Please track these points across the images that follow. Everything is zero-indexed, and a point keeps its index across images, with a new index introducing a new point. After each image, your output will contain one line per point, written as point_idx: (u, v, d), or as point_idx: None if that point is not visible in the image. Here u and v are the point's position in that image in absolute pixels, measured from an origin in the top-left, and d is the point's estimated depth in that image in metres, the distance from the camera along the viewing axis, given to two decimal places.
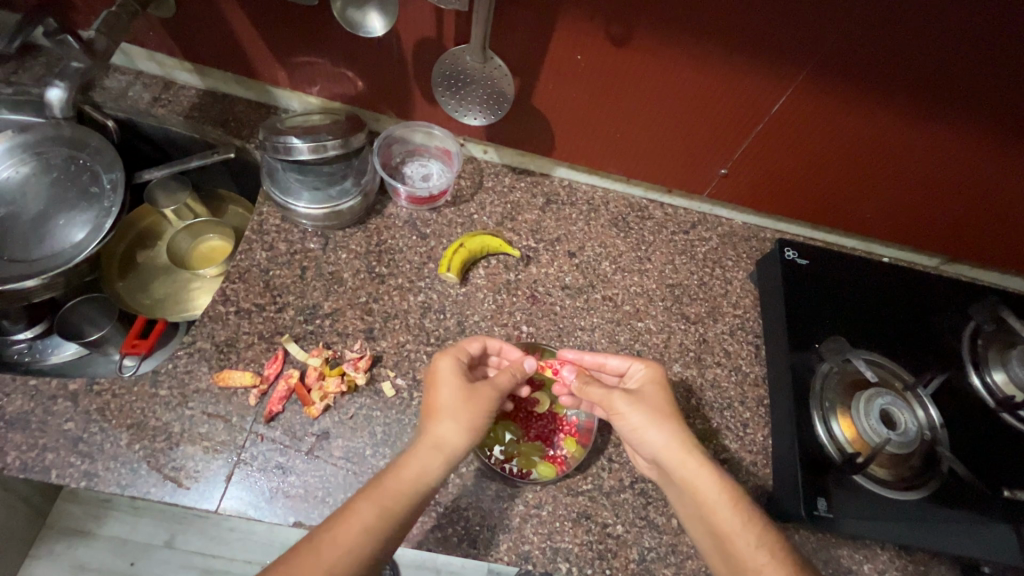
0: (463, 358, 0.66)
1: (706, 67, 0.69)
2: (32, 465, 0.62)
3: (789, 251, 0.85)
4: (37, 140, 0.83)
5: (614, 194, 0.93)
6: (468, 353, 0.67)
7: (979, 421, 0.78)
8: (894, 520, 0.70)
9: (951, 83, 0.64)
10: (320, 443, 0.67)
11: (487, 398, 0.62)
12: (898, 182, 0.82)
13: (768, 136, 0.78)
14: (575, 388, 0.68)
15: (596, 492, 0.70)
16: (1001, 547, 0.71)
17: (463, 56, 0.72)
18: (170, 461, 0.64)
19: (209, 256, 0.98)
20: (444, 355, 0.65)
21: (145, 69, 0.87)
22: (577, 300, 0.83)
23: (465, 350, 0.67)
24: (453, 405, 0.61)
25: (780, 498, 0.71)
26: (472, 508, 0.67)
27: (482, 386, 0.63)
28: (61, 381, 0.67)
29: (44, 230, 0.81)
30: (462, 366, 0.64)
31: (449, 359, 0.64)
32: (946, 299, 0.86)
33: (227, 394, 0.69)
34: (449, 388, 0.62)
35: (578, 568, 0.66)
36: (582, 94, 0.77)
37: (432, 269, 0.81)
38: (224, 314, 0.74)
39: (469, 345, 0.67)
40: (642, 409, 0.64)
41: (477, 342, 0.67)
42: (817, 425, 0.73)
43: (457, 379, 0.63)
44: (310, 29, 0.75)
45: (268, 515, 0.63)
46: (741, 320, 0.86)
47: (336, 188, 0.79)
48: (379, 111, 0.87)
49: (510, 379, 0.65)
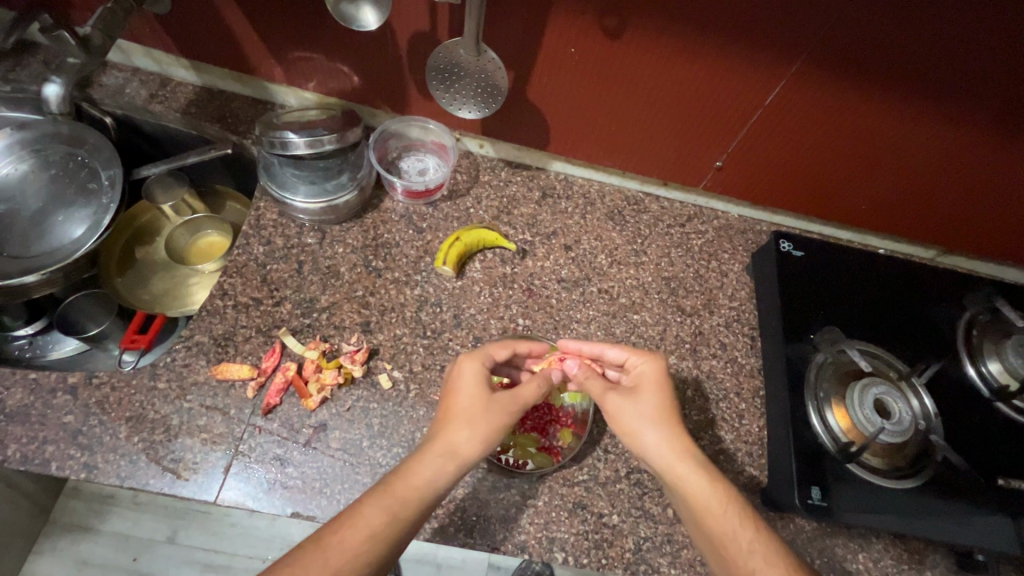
0: (489, 364, 0.66)
1: (700, 57, 0.69)
2: (32, 457, 0.63)
3: (783, 243, 0.85)
4: (36, 137, 0.84)
5: (610, 187, 0.94)
6: (493, 359, 0.67)
7: (973, 409, 0.78)
8: (887, 509, 0.70)
9: (944, 76, 0.64)
10: (318, 434, 0.68)
11: (507, 408, 0.61)
12: (895, 174, 0.82)
13: (763, 128, 0.78)
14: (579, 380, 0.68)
15: (592, 482, 0.71)
16: (997, 535, 0.71)
17: (457, 49, 0.71)
18: (169, 453, 0.65)
19: (208, 251, 0.98)
20: (470, 360, 0.65)
21: (142, 66, 0.88)
22: (574, 293, 0.83)
23: (492, 357, 0.67)
24: (471, 412, 0.60)
25: (775, 488, 0.72)
26: (470, 499, 0.67)
27: (502, 395, 0.62)
28: (61, 374, 0.68)
29: (44, 226, 0.82)
30: (484, 373, 0.64)
31: (473, 364, 0.64)
32: (941, 289, 0.87)
33: (224, 386, 0.69)
34: (465, 396, 0.61)
35: (575, 558, 0.66)
36: (578, 87, 0.77)
37: (428, 263, 0.82)
38: (222, 308, 0.74)
39: (496, 351, 0.67)
40: (636, 412, 0.63)
41: (503, 349, 0.68)
42: (811, 415, 0.73)
43: (479, 386, 0.62)
44: (304, 25, 0.75)
45: (266, 506, 0.63)
46: (737, 312, 0.86)
47: (333, 182, 0.80)
48: (374, 106, 0.87)
49: (535, 393, 0.64)
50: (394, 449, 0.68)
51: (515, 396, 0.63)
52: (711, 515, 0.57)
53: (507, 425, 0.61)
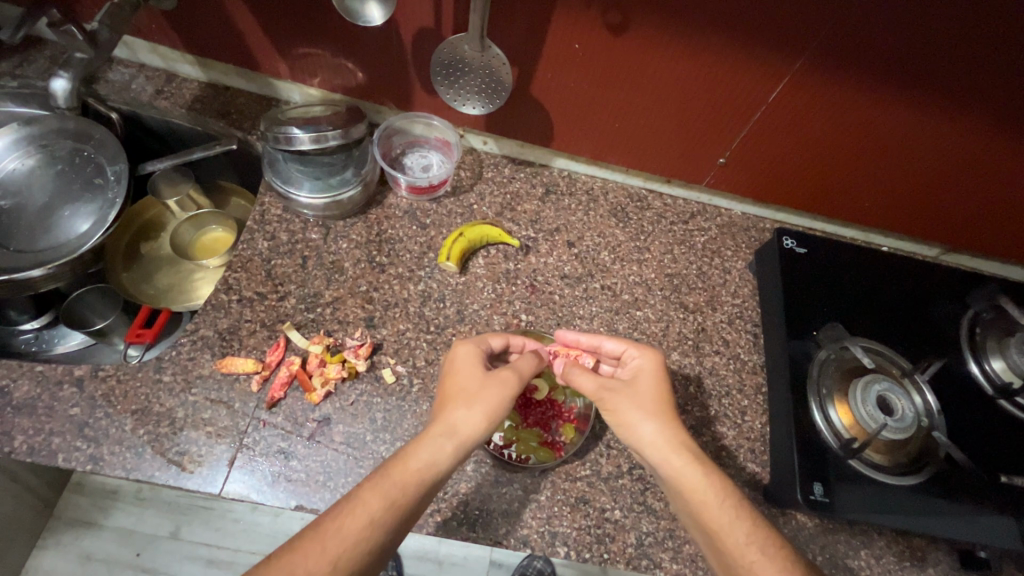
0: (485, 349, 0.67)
1: (703, 53, 0.69)
2: (39, 448, 0.63)
3: (786, 239, 0.85)
4: (42, 132, 0.84)
5: (613, 185, 0.94)
6: (488, 345, 0.68)
7: (977, 407, 0.78)
8: (892, 507, 0.70)
9: (946, 72, 0.64)
10: (321, 428, 0.68)
11: (507, 382, 0.62)
12: (898, 171, 0.82)
13: (766, 125, 0.78)
14: (563, 375, 0.67)
15: (594, 478, 0.71)
16: (999, 532, 0.70)
17: (462, 44, 0.71)
18: (174, 445, 0.65)
19: (212, 246, 0.98)
20: (465, 344, 0.66)
21: (148, 63, 0.88)
22: (577, 289, 0.83)
23: (488, 343, 0.68)
24: (470, 393, 0.60)
25: (777, 484, 0.72)
26: (472, 493, 0.68)
27: (504, 371, 0.63)
28: (67, 366, 0.68)
29: (50, 221, 0.83)
30: (479, 356, 0.65)
31: (470, 347, 0.65)
32: (945, 287, 0.87)
33: (229, 380, 0.70)
34: (463, 375, 0.62)
35: (577, 552, 0.66)
36: (582, 83, 0.77)
37: (431, 259, 0.82)
38: (227, 302, 0.75)
39: (491, 339, 0.68)
40: (631, 403, 0.63)
41: (498, 336, 0.69)
42: (815, 412, 0.73)
43: (476, 364, 0.64)
44: (309, 21, 0.76)
45: (270, 499, 0.64)
46: (740, 309, 0.86)
47: (338, 177, 0.80)
48: (380, 103, 0.88)
49: (530, 365, 0.65)
50: (397, 443, 0.69)
51: (514, 370, 0.64)
52: (716, 517, 0.56)
53: (506, 404, 0.61)
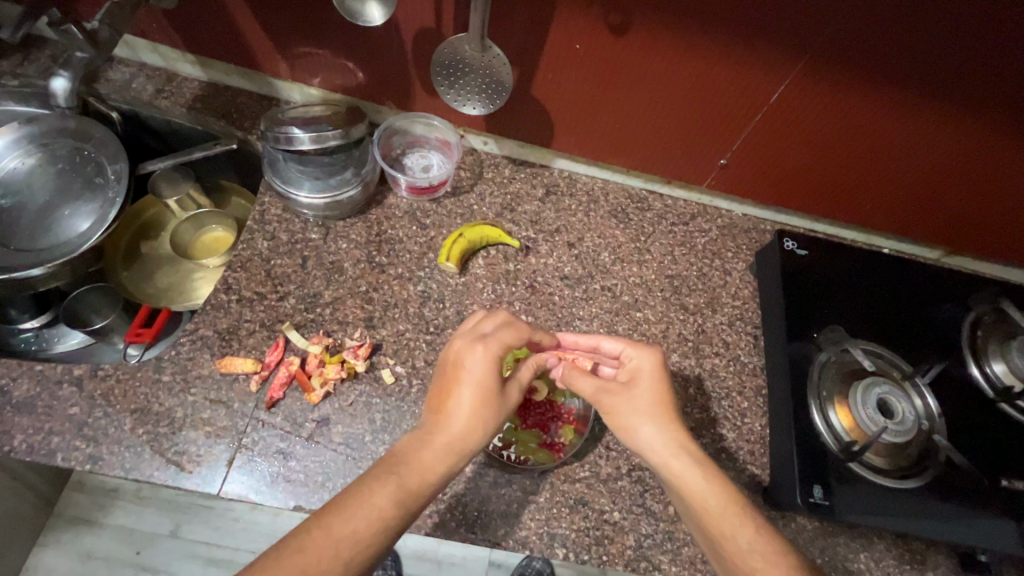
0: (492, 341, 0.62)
1: (705, 54, 0.68)
2: (38, 448, 0.63)
3: (787, 241, 0.85)
4: (43, 131, 0.84)
5: (614, 185, 0.94)
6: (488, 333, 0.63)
7: (978, 410, 0.78)
8: (892, 510, 0.69)
9: (950, 74, 0.64)
10: (320, 428, 0.68)
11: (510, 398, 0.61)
12: (900, 173, 0.82)
13: (768, 126, 0.78)
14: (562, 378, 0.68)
15: (593, 479, 0.71)
16: (1000, 536, 0.70)
17: (462, 45, 0.71)
18: (173, 445, 0.65)
19: (212, 246, 0.99)
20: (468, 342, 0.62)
21: (148, 62, 0.88)
22: (577, 290, 0.83)
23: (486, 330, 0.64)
24: (480, 399, 0.58)
25: (777, 486, 0.72)
26: (471, 494, 0.67)
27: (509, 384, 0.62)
28: (67, 366, 0.68)
29: (50, 220, 0.83)
30: (495, 362, 0.60)
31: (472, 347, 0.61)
32: (946, 289, 0.86)
33: (228, 380, 0.70)
34: (471, 372, 0.59)
35: (576, 554, 0.66)
36: (583, 83, 0.77)
37: (431, 259, 0.82)
38: (226, 302, 0.75)
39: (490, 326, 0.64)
40: (629, 407, 0.63)
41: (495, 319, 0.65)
42: (816, 415, 0.73)
43: (488, 370, 0.59)
44: (310, 21, 0.76)
45: (269, 499, 0.64)
46: (741, 311, 0.86)
47: (337, 177, 0.79)
48: (380, 103, 0.88)
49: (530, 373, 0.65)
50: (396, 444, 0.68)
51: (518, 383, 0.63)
52: (718, 521, 0.56)
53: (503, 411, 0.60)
